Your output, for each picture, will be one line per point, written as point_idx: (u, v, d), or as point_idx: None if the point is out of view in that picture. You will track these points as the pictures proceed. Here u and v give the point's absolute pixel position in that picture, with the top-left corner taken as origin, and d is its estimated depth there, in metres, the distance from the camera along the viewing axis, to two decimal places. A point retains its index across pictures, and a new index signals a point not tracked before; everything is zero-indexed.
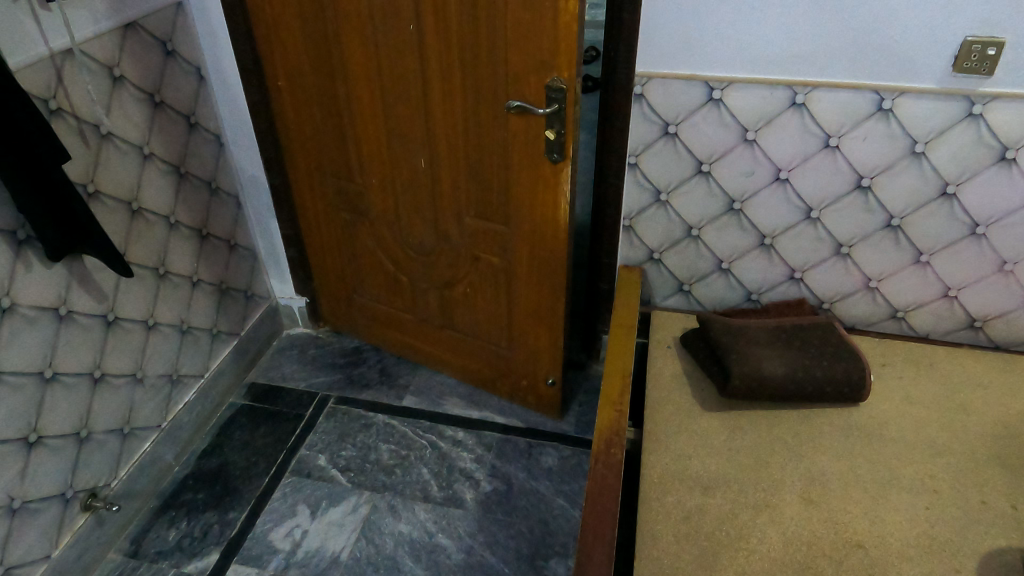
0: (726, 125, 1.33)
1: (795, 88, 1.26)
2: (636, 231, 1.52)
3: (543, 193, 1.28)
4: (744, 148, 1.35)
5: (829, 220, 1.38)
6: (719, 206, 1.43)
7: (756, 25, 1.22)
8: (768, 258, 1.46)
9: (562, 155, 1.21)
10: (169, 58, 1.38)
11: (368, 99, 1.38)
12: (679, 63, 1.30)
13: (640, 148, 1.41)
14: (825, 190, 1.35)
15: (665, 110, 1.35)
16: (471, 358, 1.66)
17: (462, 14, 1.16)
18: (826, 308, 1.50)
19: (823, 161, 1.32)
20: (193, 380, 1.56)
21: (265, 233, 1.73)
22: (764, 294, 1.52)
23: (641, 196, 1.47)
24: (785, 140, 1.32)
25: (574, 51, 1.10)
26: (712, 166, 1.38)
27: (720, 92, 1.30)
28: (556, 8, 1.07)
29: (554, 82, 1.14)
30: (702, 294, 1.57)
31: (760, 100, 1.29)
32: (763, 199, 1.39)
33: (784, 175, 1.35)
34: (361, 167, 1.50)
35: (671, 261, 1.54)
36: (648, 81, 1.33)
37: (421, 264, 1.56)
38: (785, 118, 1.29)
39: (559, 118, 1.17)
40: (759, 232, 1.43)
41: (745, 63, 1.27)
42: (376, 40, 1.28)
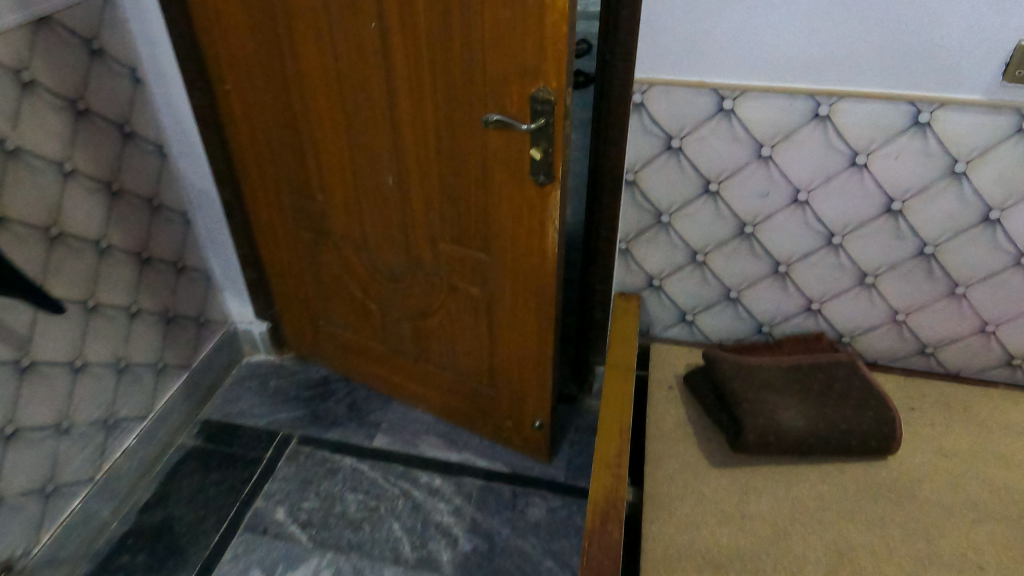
0: (738, 140, 1.16)
1: (819, 98, 1.10)
2: (634, 256, 1.35)
3: (528, 219, 1.10)
4: (758, 166, 1.18)
5: (853, 247, 1.21)
6: (728, 230, 1.26)
7: (775, 24, 1.04)
8: (782, 287, 1.30)
9: (550, 177, 1.03)
10: (96, 59, 1.18)
11: (327, 108, 1.20)
12: (684, 68, 1.12)
13: (639, 163, 1.23)
14: (849, 214, 1.18)
15: (668, 122, 1.17)
16: (447, 394, 1.48)
17: (432, 11, 0.98)
18: (845, 343, 1.34)
19: (848, 180, 1.15)
20: (134, 423, 1.38)
21: (219, 253, 1.55)
22: (776, 326, 1.36)
23: (639, 217, 1.30)
24: (805, 157, 1.15)
25: (565, 56, 0.92)
26: (722, 185, 1.21)
27: (732, 102, 1.13)
28: (542, 6, 0.89)
29: (540, 92, 0.96)
30: (707, 325, 1.40)
31: (778, 111, 1.12)
32: (779, 222, 1.22)
33: (804, 196, 1.18)
34: (322, 184, 1.32)
35: (672, 288, 1.37)
36: (650, 88, 1.15)
37: (391, 291, 1.39)
38: (806, 132, 1.13)
39: (547, 134, 0.99)
40: (773, 259, 1.27)
41: (761, 67, 1.09)
42: (334, 40, 1.10)
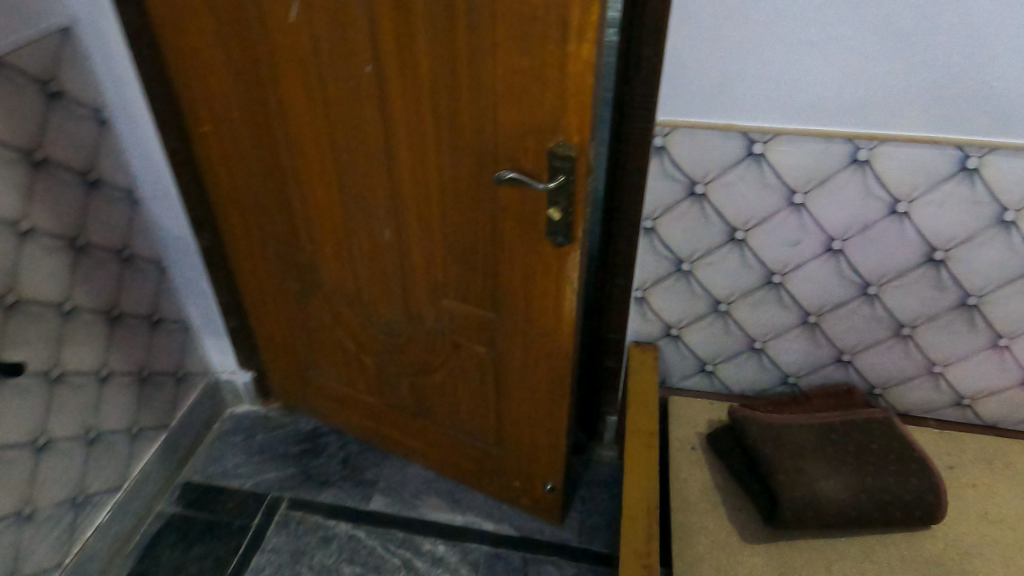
0: (769, 186, 1.06)
1: (858, 141, 1.00)
2: (651, 305, 1.25)
3: (543, 279, 1.00)
4: (789, 213, 1.08)
5: (890, 297, 1.12)
6: (754, 279, 1.17)
7: (813, 63, 0.95)
8: (812, 339, 1.21)
9: (569, 238, 0.93)
10: (55, 102, 1.06)
11: (316, 154, 1.09)
12: (711, 109, 1.02)
13: (659, 209, 1.13)
14: (886, 264, 1.09)
15: (692, 166, 1.07)
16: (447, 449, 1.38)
17: (437, 55, 0.87)
18: (877, 395, 1.25)
19: (887, 229, 1.06)
20: (106, 496, 1.26)
21: (198, 301, 1.42)
22: (802, 377, 1.27)
23: (656, 265, 1.20)
24: (841, 205, 1.06)
25: (589, 109, 0.82)
26: (749, 233, 1.11)
27: (763, 146, 1.03)
28: (565, 54, 0.79)
29: (559, 147, 0.86)
30: (728, 376, 1.30)
31: (812, 155, 1.02)
32: (810, 272, 1.13)
33: (838, 245, 1.09)
34: (310, 234, 1.21)
35: (692, 338, 1.27)
36: (673, 131, 1.05)
37: (388, 346, 1.28)
38: (843, 177, 1.03)
39: (567, 193, 0.89)
40: (802, 310, 1.18)
41: (796, 108, 0.99)
42: (324, 82, 0.99)
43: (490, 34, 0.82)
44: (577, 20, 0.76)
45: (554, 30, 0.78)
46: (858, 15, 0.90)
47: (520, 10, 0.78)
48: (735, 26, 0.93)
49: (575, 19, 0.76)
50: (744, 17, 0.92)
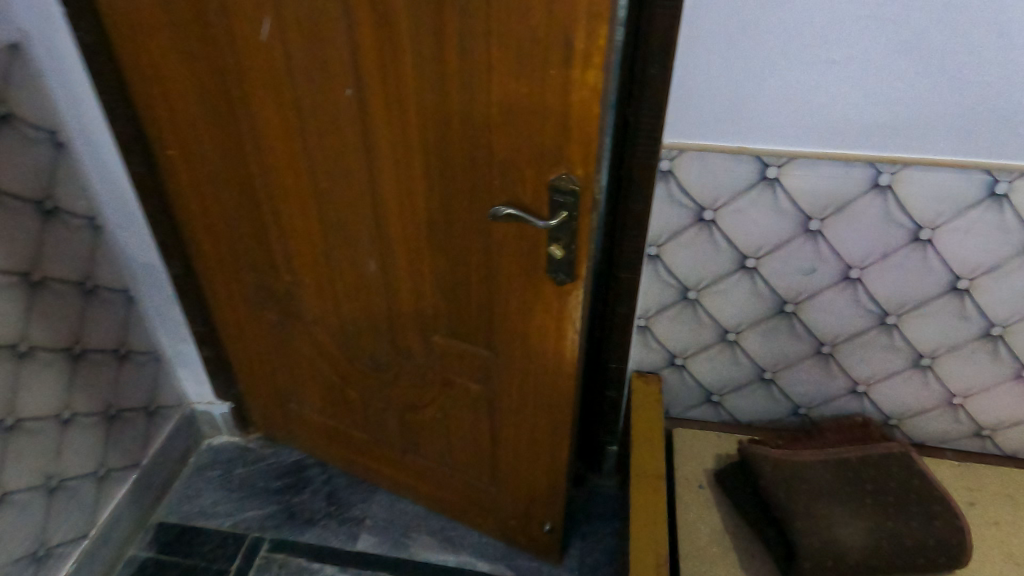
0: (783, 212, 0.99)
1: (880, 165, 0.93)
2: (654, 334, 1.18)
3: (543, 317, 0.92)
4: (804, 240, 1.01)
5: (910, 327, 1.06)
6: (765, 309, 1.09)
7: (834, 83, 0.87)
8: (825, 370, 1.14)
9: (571, 276, 0.85)
10: (4, 127, 0.96)
11: (292, 181, 1.00)
12: (722, 131, 0.94)
13: (665, 236, 1.06)
14: (905, 294, 1.03)
15: (701, 191, 1.00)
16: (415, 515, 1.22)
17: (425, 79, 0.79)
18: (893, 426, 1.19)
19: (909, 257, 0.99)
20: (70, 546, 1.17)
21: (170, 330, 1.33)
22: (814, 408, 1.20)
23: (661, 294, 1.13)
24: (859, 232, 0.99)
25: (595, 140, 0.74)
26: (761, 261, 1.04)
27: (777, 170, 0.96)
28: (568, 80, 0.71)
29: (562, 180, 0.78)
30: (736, 406, 1.24)
31: (830, 180, 0.95)
32: (825, 301, 1.06)
33: (856, 273, 1.02)
34: (288, 264, 1.12)
35: (697, 368, 1.20)
36: (681, 154, 0.97)
37: (374, 381, 1.20)
38: (862, 204, 0.96)
39: (570, 228, 0.81)
40: (816, 340, 1.11)
41: (813, 130, 0.92)
42: (300, 105, 0.91)
43: (484, 57, 0.74)
44: (583, 44, 0.68)
45: (556, 55, 0.70)
46: (884, 32, 0.82)
47: (518, 33, 0.70)
48: (749, 42, 0.86)
49: (581, 42, 0.68)
50: (760, 32, 0.85)
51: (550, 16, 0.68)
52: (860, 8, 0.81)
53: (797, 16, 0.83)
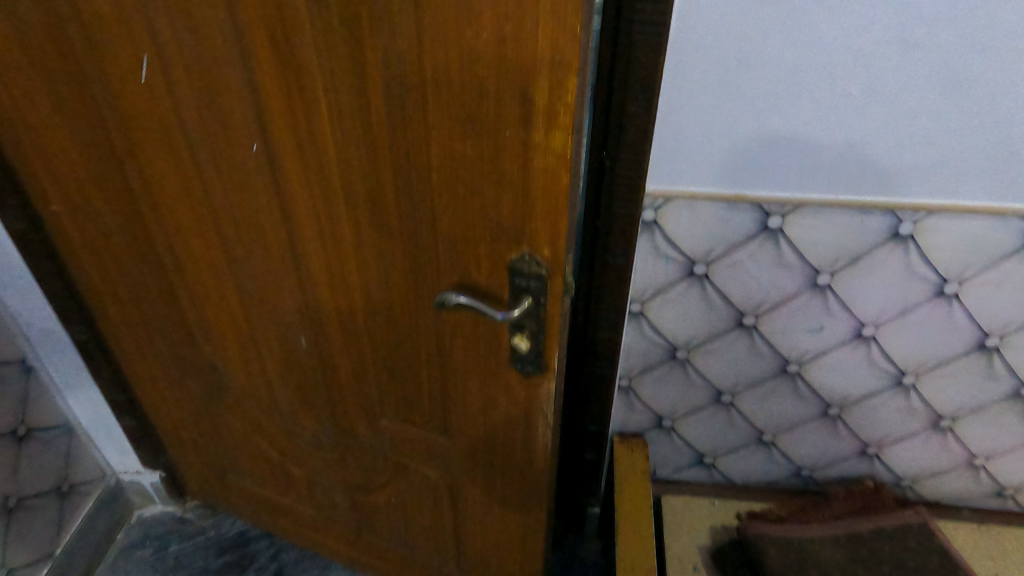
0: (787, 266, 0.84)
1: (901, 213, 0.78)
2: (638, 395, 1.03)
3: (508, 407, 0.77)
4: (811, 297, 0.86)
5: (929, 388, 0.92)
6: (765, 369, 0.95)
7: (848, 119, 0.72)
8: (832, 431, 1.00)
9: (541, 368, 0.70)
10: None
11: (200, 243, 0.83)
12: (715, 176, 0.79)
13: (648, 292, 0.91)
14: (924, 353, 0.89)
15: (690, 243, 0.84)
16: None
17: (347, 133, 0.62)
18: (905, 487, 1.06)
19: (930, 313, 0.85)
20: None
21: (82, 399, 1.15)
22: (818, 470, 1.07)
23: (645, 353, 0.98)
24: (876, 287, 0.84)
25: (564, 218, 0.58)
26: (761, 319, 0.90)
27: (781, 219, 0.81)
28: (526, 146, 0.55)
29: (525, 261, 0.62)
30: (731, 469, 1.10)
31: (841, 231, 0.80)
32: (834, 361, 0.92)
33: (870, 331, 0.88)
34: (208, 334, 0.95)
35: (688, 430, 1.06)
36: (667, 202, 0.81)
37: (318, 458, 1.04)
38: (879, 256, 0.82)
39: (538, 317, 0.65)
40: (823, 402, 0.97)
41: (823, 174, 0.77)
42: (200, 160, 0.73)
43: (417, 110, 0.58)
44: (545, 100, 0.52)
45: (510, 112, 0.54)
46: (910, 60, 0.67)
47: (461, 82, 0.54)
48: (750, 74, 0.70)
49: (542, 99, 0.52)
50: (762, 62, 0.69)
51: (501, 63, 0.52)
52: (882, 32, 0.66)
53: (807, 42, 0.67)
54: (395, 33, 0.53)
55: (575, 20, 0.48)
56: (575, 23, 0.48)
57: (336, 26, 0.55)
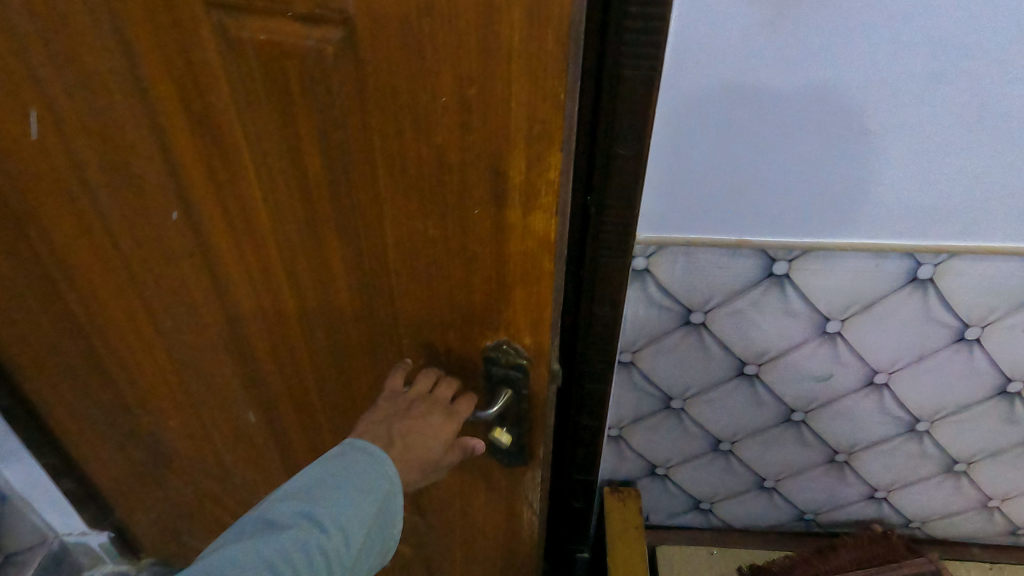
0: (794, 313, 0.76)
1: (921, 256, 0.68)
2: (630, 444, 0.95)
3: (485, 494, 0.68)
4: (820, 344, 0.78)
5: (944, 434, 0.85)
6: (768, 418, 0.87)
7: (874, 160, 0.61)
8: (839, 477, 0.94)
9: (526, 459, 0.61)
10: None
11: (126, 310, 0.71)
12: (715, 223, 0.69)
13: (641, 342, 0.81)
14: (939, 399, 0.81)
15: (686, 291, 0.75)
16: (418, 440, 0.54)
17: (283, 203, 0.51)
18: (914, 528, 1.00)
19: (949, 360, 0.77)
20: None
21: (13, 466, 1.04)
22: (822, 513, 1.01)
23: (638, 404, 0.89)
24: (892, 335, 0.76)
25: (549, 303, 0.49)
26: (764, 367, 0.81)
27: (787, 264, 0.71)
28: (501, 226, 0.46)
29: (501, 349, 0.53)
30: (729, 513, 1.03)
31: (853, 277, 0.71)
32: (844, 408, 0.84)
33: (883, 378, 0.80)
34: (144, 404, 0.84)
35: (683, 476, 0.98)
36: (660, 250, 0.72)
37: None
38: (895, 302, 0.73)
39: (519, 409, 0.56)
40: (829, 448, 0.90)
41: (839, 217, 0.67)
42: (110, 225, 0.61)
43: (364, 181, 0.47)
44: (522, 177, 0.43)
45: (479, 188, 0.44)
46: (947, 95, 0.56)
47: (417, 152, 0.44)
48: (757, 115, 0.60)
49: (518, 174, 0.42)
50: (773, 101, 0.59)
51: (466, 133, 0.42)
52: (916, 64, 0.55)
53: (825, 77, 0.56)
54: (334, 94, 0.43)
55: (558, 86, 0.38)
56: (559, 88, 0.38)
57: (259, 81, 0.44)
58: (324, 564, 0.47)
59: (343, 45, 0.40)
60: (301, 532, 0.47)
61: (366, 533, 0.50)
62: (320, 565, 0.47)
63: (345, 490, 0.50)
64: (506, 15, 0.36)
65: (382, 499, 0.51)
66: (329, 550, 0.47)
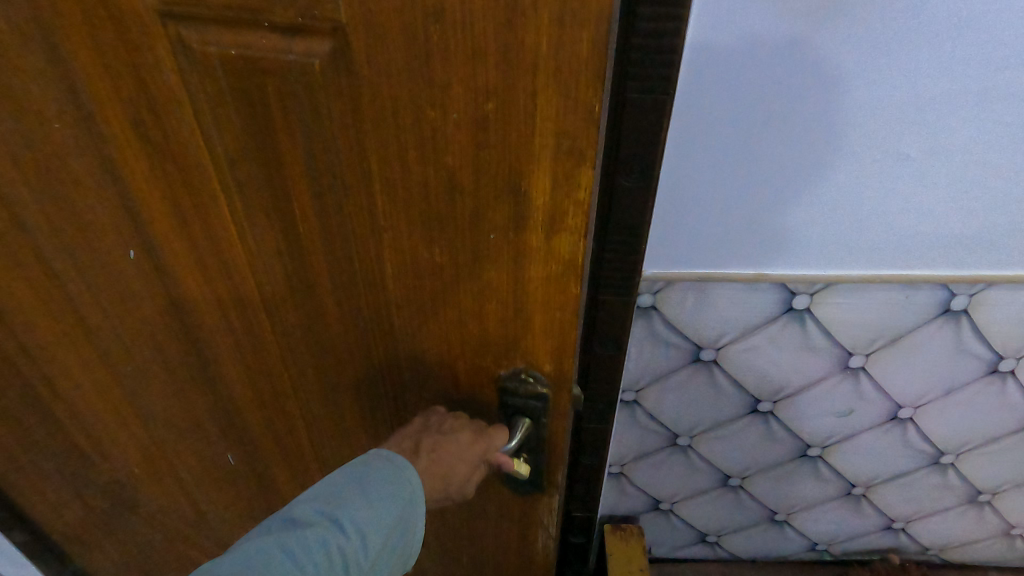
0: (813, 349, 0.74)
1: (957, 286, 0.67)
2: (632, 480, 0.95)
3: (498, 522, 0.64)
4: (841, 380, 0.78)
5: (969, 465, 0.88)
6: (784, 452, 0.88)
7: (892, 180, 0.58)
8: (853, 506, 0.97)
9: (546, 485, 0.57)
10: None
11: (70, 365, 0.61)
12: (725, 253, 0.66)
13: (644, 380, 0.80)
14: (964, 427, 0.82)
15: (698, 329, 0.73)
16: (446, 457, 0.49)
17: (262, 236, 0.45)
18: (931, 553, 1.05)
19: (979, 393, 0.78)
20: None
21: None
22: (835, 543, 1.05)
23: (646, 443, 0.89)
24: (917, 373, 0.76)
25: (573, 331, 0.45)
26: (779, 403, 0.81)
27: (807, 299, 0.69)
28: (521, 251, 0.41)
29: (519, 379, 0.49)
30: (735, 543, 1.07)
31: (880, 308, 0.69)
32: (862, 441, 0.86)
33: (908, 414, 0.81)
34: (93, 467, 0.74)
35: (690, 510, 1.00)
36: (669, 286, 0.69)
37: None
38: (923, 336, 0.72)
39: (539, 439, 0.52)
40: (847, 480, 0.92)
41: (861, 249, 0.64)
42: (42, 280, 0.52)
43: (357, 211, 0.42)
44: (544, 198, 0.38)
45: (496, 212, 0.39)
46: (988, 123, 0.54)
47: (422, 175, 0.39)
48: (776, 138, 0.56)
49: (541, 196, 0.38)
50: (795, 125, 0.55)
51: (481, 152, 0.37)
52: (957, 87, 0.52)
53: (860, 105, 0.53)
54: (322, 114, 0.37)
55: (593, 97, 0.34)
56: (592, 99, 0.34)
57: (229, 103, 0.38)
58: (341, 567, 0.42)
59: (332, 60, 0.35)
60: (318, 531, 0.41)
61: (390, 535, 0.43)
62: (336, 568, 0.41)
63: (366, 492, 0.43)
64: (534, 19, 0.31)
65: (409, 500, 0.44)
66: (346, 553, 0.42)
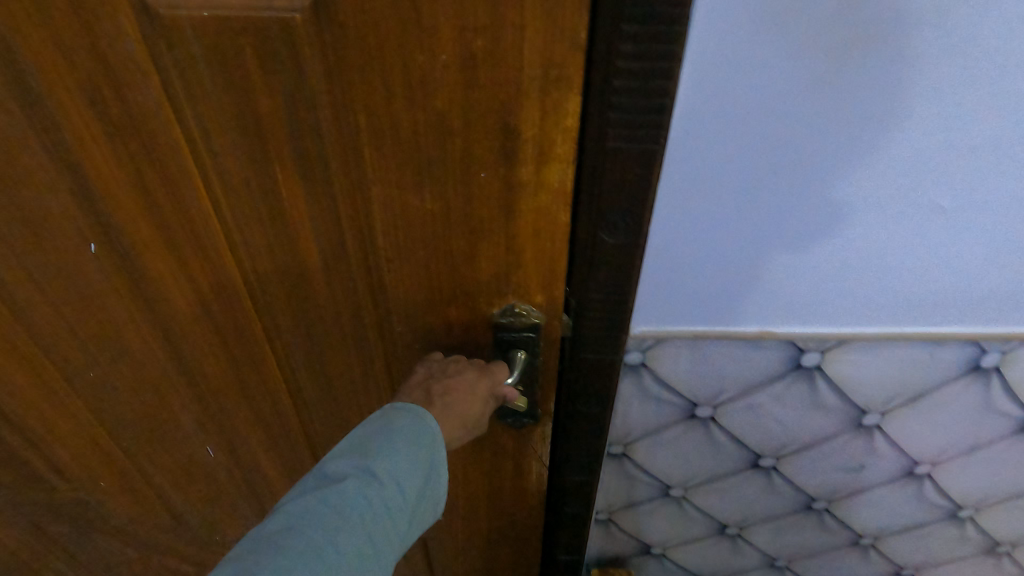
0: (823, 407, 0.70)
1: (986, 343, 0.62)
2: (620, 526, 0.92)
3: (493, 460, 0.66)
4: (855, 437, 0.73)
5: (987, 518, 0.83)
6: (788, 504, 0.84)
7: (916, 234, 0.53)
8: (863, 557, 0.92)
9: (538, 416, 0.60)
10: None
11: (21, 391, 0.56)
12: (726, 304, 0.60)
13: (635, 434, 0.76)
14: (988, 488, 0.78)
15: (694, 386, 0.69)
16: (457, 399, 0.50)
17: (241, 207, 0.44)
18: None
19: (1006, 450, 0.73)
20: None
21: None
22: None
23: (636, 491, 0.85)
24: (941, 431, 0.72)
25: (562, 259, 0.47)
26: (781, 459, 0.77)
27: (818, 355, 0.65)
28: (512, 185, 0.43)
29: (512, 316, 0.51)
30: None
31: (899, 366, 0.65)
32: (875, 496, 0.82)
33: (924, 469, 0.77)
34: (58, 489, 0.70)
35: (682, 555, 0.97)
36: (659, 342, 0.64)
37: None
38: (950, 391, 0.67)
39: (534, 372, 0.55)
40: (854, 532, 0.88)
41: (881, 303, 0.60)
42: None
43: (345, 173, 0.42)
44: (533, 129, 0.40)
45: (484, 149, 0.41)
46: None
47: (412, 125, 0.39)
48: (782, 165, 0.49)
49: (530, 128, 0.40)
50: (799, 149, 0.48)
51: (470, 91, 0.38)
52: (1003, 126, 0.46)
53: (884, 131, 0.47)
54: (306, 72, 0.37)
55: (580, 25, 0.35)
56: (578, 28, 0.35)
57: (204, 72, 0.37)
58: (384, 512, 0.42)
59: (316, 14, 0.35)
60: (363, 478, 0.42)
61: (420, 477, 0.45)
62: (381, 511, 0.42)
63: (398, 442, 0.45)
64: None
65: (432, 442, 0.47)
66: (387, 497, 0.43)
